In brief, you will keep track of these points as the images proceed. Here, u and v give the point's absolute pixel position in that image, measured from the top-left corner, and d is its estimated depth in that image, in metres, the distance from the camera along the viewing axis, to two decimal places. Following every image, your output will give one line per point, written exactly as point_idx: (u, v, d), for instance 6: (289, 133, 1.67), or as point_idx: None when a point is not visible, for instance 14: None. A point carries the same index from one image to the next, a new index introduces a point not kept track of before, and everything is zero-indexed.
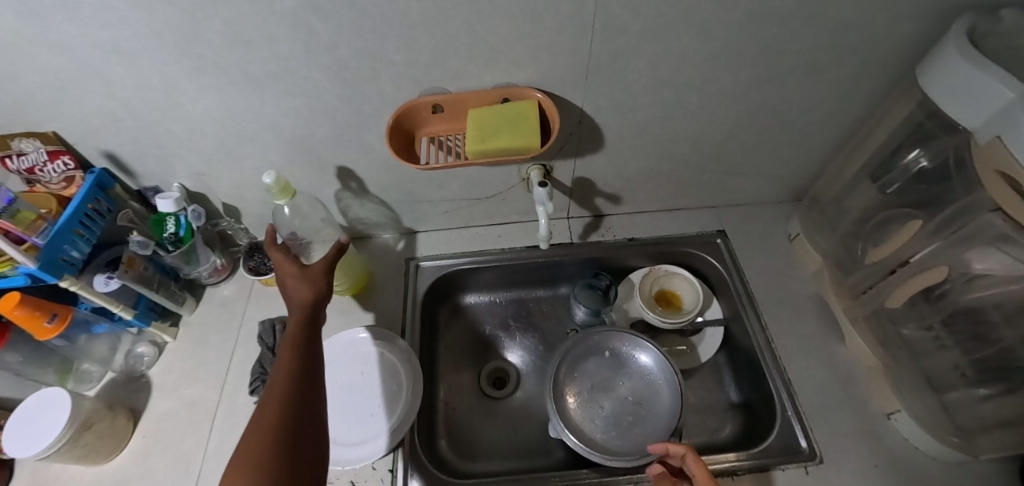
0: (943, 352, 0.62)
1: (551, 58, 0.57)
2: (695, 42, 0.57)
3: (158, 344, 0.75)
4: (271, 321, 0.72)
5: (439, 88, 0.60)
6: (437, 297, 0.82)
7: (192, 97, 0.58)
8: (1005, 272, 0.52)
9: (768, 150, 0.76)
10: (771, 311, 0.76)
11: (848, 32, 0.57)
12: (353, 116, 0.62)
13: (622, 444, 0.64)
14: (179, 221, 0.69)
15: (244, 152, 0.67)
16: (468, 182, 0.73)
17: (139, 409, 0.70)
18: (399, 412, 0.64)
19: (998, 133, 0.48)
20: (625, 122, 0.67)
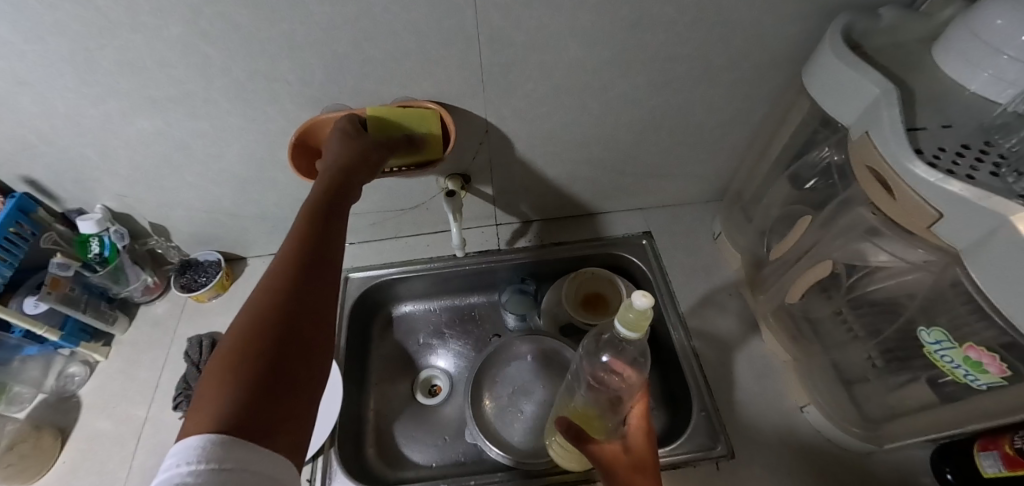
0: (854, 342, 0.61)
1: (444, 71, 0.58)
2: (584, 51, 0.58)
3: (89, 364, 0.76)
4: (198, 338, 0.74)
5: (340, 105, 0.61)
6: (369, 308, 0.83)
7: (100, 122, 0.60)
8: (901, 260, 0.51)
9: (683, 152, 0.77)
10: (692, 309, 0.78)
11: (732, 35, 0.59)
12: (261, 135, 0.64)
13: (535, 445, 0.67)
14: (103, 242, 0.71)
15: (162, 174, 0.68)
16: (388, 193, 0.75)
17: (67, 428, 0.70)
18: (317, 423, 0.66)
19: (867, 129, 0.50)
20: (533, 130, 0.69)
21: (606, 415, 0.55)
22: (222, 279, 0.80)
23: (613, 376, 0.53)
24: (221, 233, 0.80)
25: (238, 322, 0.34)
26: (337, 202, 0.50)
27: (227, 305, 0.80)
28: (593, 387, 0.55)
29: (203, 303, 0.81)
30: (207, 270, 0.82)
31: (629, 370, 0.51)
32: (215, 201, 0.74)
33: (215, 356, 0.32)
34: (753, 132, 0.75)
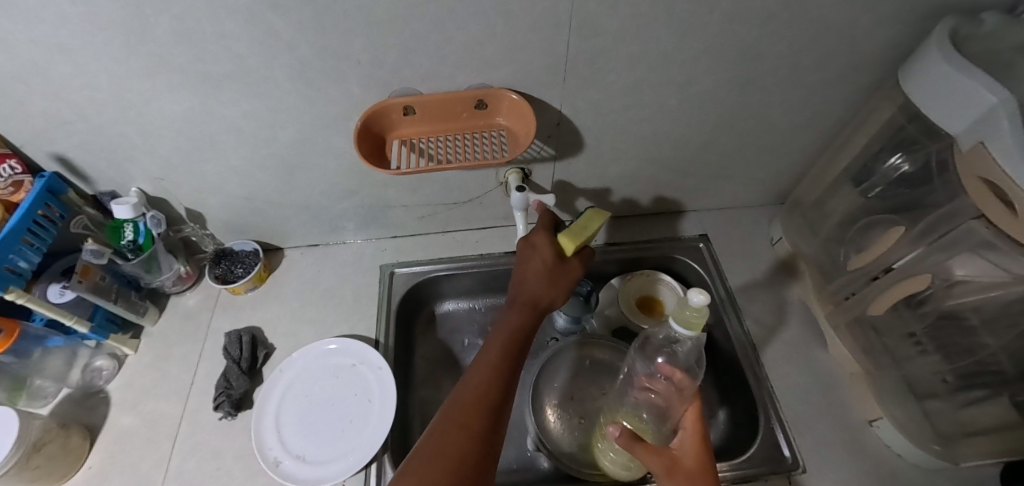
0: (922, 357, 0.61)
1: (526, 58, 0.54)
2: (675, 43, 0.55)
3: (116, 357, 0.71)
4: (237, 333, 0.69)
5: (410, 90, 0.57)
6: (413, 305, 0.79)
7: (145, 97, 0.54)
8: (983, 277, 0.51)
9: (750, 154, 0.75)
10: (752, 317, 0.76)
11: (829, 35, 0.56)
12: (319, 119, 0.59)
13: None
14: (138, 228, 0.66)
15: (205, 157, 0.63)
16: (444, 186, 0.71)
17: (95, 427, 0.66)
18: (370, 427, 0.62)
19: (981, 139, 0.47)
20: (604, 125, 0.65)
21: (655, 422, 0.55)
22: (260, 271, 0.76)
23: (661, 379, 0.53)
24: (259, 222, 0.75)
25: (478, 369, 0.47)
26: (551, 269, 0.56)
27: (264, 298, 0.76)
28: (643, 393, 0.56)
29: (238, 296, 0.76)
30: (243, 260, 0.77)
31: (674, 371, 0.51)
32: (258, 187, 0.69)
33: (451, 400, 0.45)
34: (824, 136, 0.73)
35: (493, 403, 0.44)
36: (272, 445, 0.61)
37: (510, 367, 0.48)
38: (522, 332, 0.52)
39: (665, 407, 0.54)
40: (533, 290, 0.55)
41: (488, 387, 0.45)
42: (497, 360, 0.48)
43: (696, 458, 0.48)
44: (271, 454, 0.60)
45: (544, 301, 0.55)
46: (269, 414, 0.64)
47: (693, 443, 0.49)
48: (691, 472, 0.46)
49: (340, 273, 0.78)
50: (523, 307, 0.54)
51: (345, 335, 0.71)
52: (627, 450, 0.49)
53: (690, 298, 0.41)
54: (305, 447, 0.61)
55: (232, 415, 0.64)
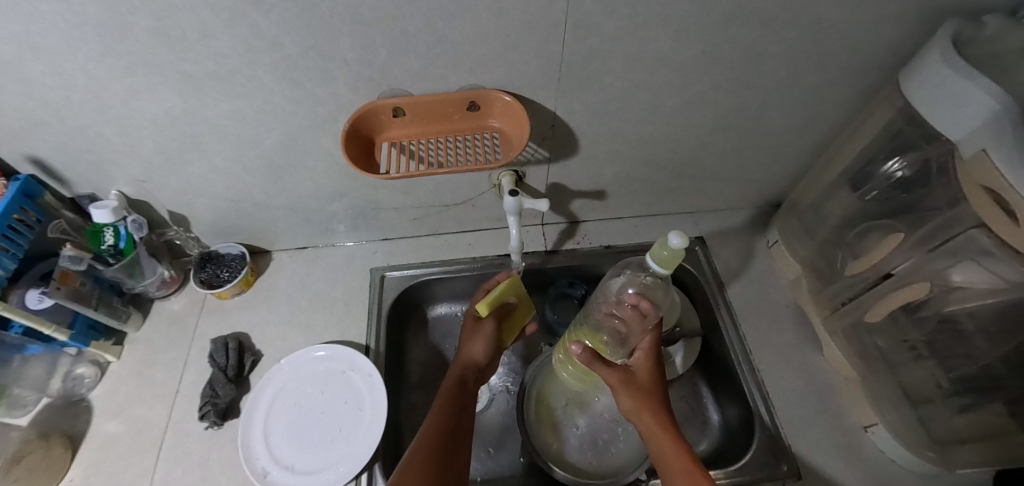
0: (919, 363, 0.60)
1: (520, 59, 0.52)
2: (673, 43, 0.53)
3: (99, 365, 0.69)
4: (223, 340, 0.67)
5: (399, 90, 0.55)
6: (405, 310, 0.77)
7: (123, 97, 0.52)
8: (981, 285, 0.50)
9: (747, 156, 0.73)
10: (748, 321, 0.75)
11: (831, 36, 0.55)
12: (305, 120, 0.57)
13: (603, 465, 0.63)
14: (119, 233, 0.64)
15: (188, 158, 0.61)
16: (436, 188, 0.69)
17: (77, 437, 0.64)
18: (359, 435, 0.61)
19: (983, 146, 0.46)
20: (600, 126, 0.64)
21: (612, 342, 0.56)
22: (247, 275, 0.74)
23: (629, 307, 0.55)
24: (246, 224, 0.73)
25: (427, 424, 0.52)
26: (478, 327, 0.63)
27: (251, 303, 0.74)
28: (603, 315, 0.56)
29: (225, 300, 0.74)
30: (229, 264, 0.75)
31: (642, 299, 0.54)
32: (244, 189, 0.67)
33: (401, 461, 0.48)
34: (823, 139, 0.72)
35: (444, 442, 0.50)
36: (260, 455, 0.60)
37: (452, 428, 0.52)
38: (460, 391, 0.57)
39: (625, 330, 0.55)
40: (464, 366, 0.60)
41: (440, 434, 0.50)
42: (446, 416, 0.53)
43: (646, 370, 0.54)
44: (258, 465, 0.59)
45: (474, 367, 0.61)
46: (257, 424, 0.62)
47: (647, 358, 0.55)
48: (641, 385, 0.52)
49: (330, 276, 0.77)
50: (450, 382, 0.58)
51: (334, 341, 0.69)
52: (588, 366, 0.52)
53: (669, 241, 0.42)
54: (293, 457, 0.59)
55: (218, 424, 0.62)
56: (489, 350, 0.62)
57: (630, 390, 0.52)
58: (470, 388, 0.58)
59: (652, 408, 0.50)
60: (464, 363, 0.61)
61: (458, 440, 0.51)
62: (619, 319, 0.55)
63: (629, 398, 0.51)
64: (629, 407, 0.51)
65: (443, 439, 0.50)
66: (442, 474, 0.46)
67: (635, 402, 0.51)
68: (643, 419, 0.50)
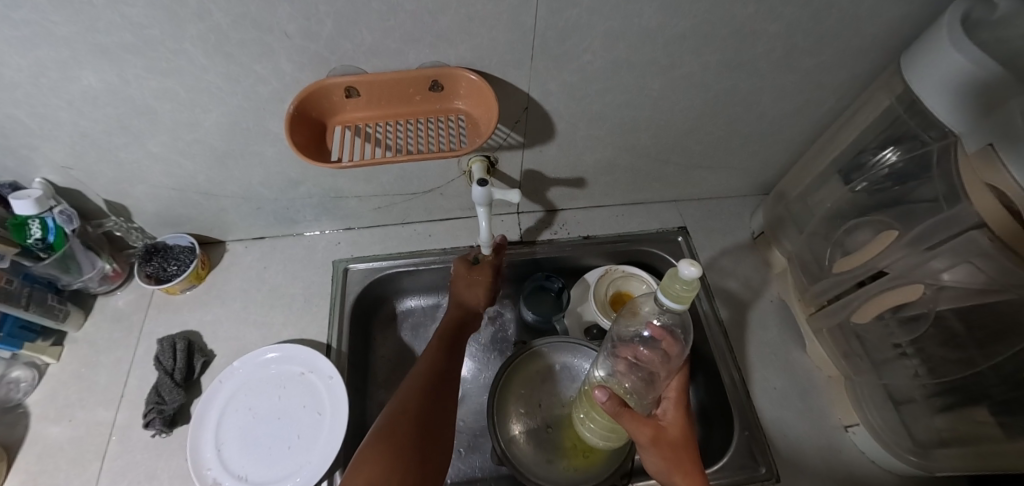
0: (902, 363, 0.57)
1: (488, 33, 0.46)
2: (660, 19, 0.47)
3: (36, 367, 0.64)
4: (171, 340, 0.62)
5: (351, 67, 0.49)
6: (370, 304, 0.72)
7: (28, 73, 0.45)
8: (974, 285, 0.47)
9: (736, 143, 0.69)
10: (731, 316, 0.72)
11: (833, 13, 0.49)
12: (247, 101, 0.51)
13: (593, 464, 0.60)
14: (46, 224, 0.57)
15: (118, 143, 0.54)
16: (400, 174, 0.63)
17: (12, 446, 0.59)
18: (319, 442, 0.57)
19: (991, 141, 0.42)
20: (578, 110, 0.58)
21: (639, 392, 0.48)
22: (197, 268, 0.68)
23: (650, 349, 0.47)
24: (193, 214, 0.67)
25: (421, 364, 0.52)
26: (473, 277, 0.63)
27: (204, 299, 0.69)
28: (625, 361, 0.49)
29: (174, 295, 0.69)
30: (178, 257, 0.69)
31: (669, 344, 0.45)
32: (186, 177, 0.60)
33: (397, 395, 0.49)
34: (816, 125, 0.67)
35: (438, 380, 0.50)
36: (211, 465, 0.56)
37: (444, 371, 0.52)
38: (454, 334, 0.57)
39: (654, 377, 0.48)
40: (462, 311, 0.60)
41: (434, 374, 0.51)
42: (438, 357, 0.53)
43: (679, 426, 0.48)
44: (209, 476, 0.55)
45: (471, 313, 0.60)
46: (208, 431, 0.58)
47: (676, 412, 0.49)
48: (676, 442, 0.47)
49: (289, 269, 0.71)
50: (447, 325, 0.58)
51: (293, 340, 0.65)
52: (613, 416, 0.43)
53: (679, 271, 0.34)
54: (247, 467, 0.56)
55: (166, 431, 0.58)
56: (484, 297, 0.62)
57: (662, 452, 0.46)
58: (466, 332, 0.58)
59: (688, 471, 0.45)
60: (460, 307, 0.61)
61: (451, 380, 0.52)
62: (643, 363, 0.48)
63: (660, 460, 0.46)
64: (659, 468, 0.46)
65: (437, 377, 0.51)
66: (432, 406, 0.47)
67: (669, 468, 0.46)
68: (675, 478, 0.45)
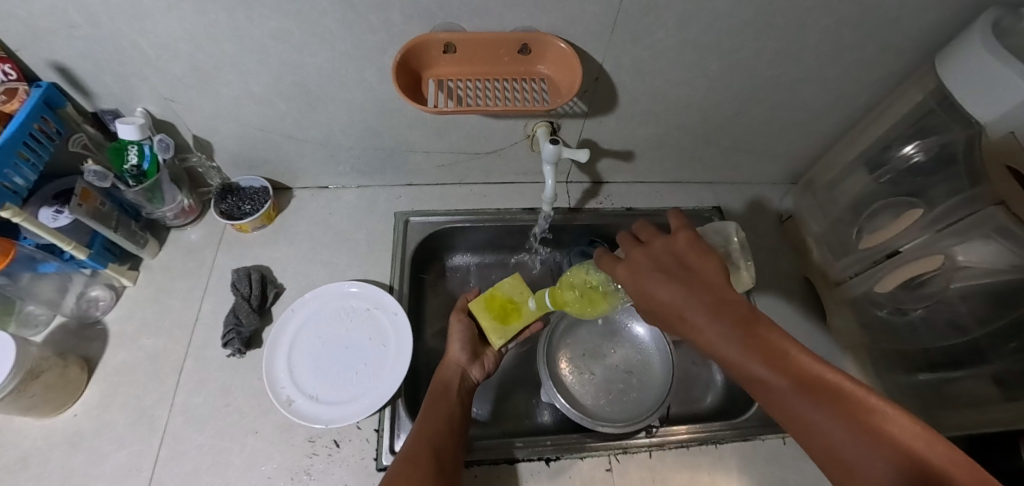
0: (915, 335, 0.64)
1: (580, 4, 0.52)
2: (730, 5, 0.53)
3: (113, 288, 0.68)
4: (246, 270, 0.67)
5: (453, 25, 0.54)
6: (425, 256, 0.77)
7: (164, 5, 0.49)
8: (982, 264, 0.55)
9: (775, 130, 0.75)
10: (759, 289, 0.78)
11: (881, 13, 0.56)
12: (352, 49, 0.56)
13: (627, 410, 0.66)
14: (143, 151, 0.62)
15: (223, 79, 0.59)
16: (471, 134, 0.68)
17: (93, 358, 0.63)
18: (385, 371, 0.62)
19: (1012, 129, 0.49)
20: (642, 85, 0.64)
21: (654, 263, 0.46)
22: (270, 209, 0.73)
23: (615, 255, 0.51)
24: (271, 157, 0.71)
25: (424, 426, 0.52)
26: (462, 330, 0.63)
27: (274, 238, 0.73)
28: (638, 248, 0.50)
29: (245, 233, 0.73)
30: (252, 197, 0.74)
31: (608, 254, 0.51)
32: (275, 119, 0.65)
33: (403, 456, 0.48)
34: (850, 118, 0.74)
35: (436, 456, 0.48)
36: (284, 384, 0.60)
37: (434, 448, 0.49)
38: (455, 392, 0.57)
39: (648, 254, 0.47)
40: (445, 371, 0.59)
41: (434, 448, 0.49)
42: (437, 423, 0.52)
43: (672, 254, 0.43)
44: (284, 393, 0.59)
45: (456, 370, 0.59)
46: (281, 355, 0.62)
47: (657, 248, 0.45)
48: (674, 264, 0.42)
49: (353, 217, 0.76)
50: (434, 389, 0.57)
51: (361, 279, 0.70)
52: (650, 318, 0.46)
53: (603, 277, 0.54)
54: (318, 388, 0.61)
55: (242, 353, 0.63)
56: (470, 348, 0.61)
57: (662, 275, 0.41)
58: (452, 392, 0.56)
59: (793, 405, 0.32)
60: (454, 363, 0.60)
61: (446, 453, 0.49)
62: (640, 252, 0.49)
63: (687, 308, 0.38)
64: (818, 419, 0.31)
65: (431, 451, 0.48)
66: (436, 473, 0.46)
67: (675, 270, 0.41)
68: (701, 297, 0.38)
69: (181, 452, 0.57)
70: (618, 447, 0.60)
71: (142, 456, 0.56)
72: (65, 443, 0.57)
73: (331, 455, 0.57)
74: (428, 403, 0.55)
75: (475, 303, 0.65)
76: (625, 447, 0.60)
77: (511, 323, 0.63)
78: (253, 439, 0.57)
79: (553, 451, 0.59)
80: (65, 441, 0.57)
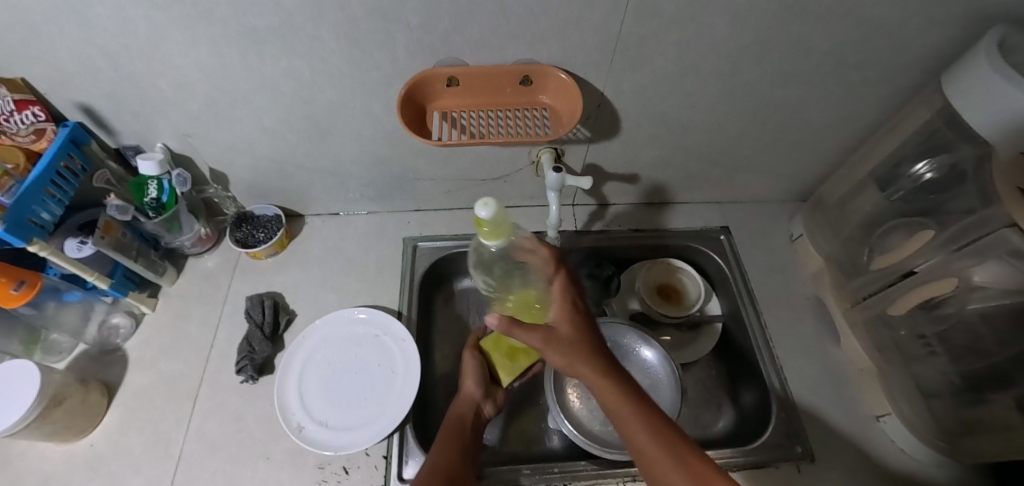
0: (933, 357, 0.62)
1: (578, 36, 0.53)
2: (727, 31, 0.54)
3: (133, 315, 0.71)
4: (259, 297, 0.68)
5: (455, 59, 0.55)
6: (433, 281, 0.78)
7: (181, 48, 0.52)
8: (1002, 284, 0.52)
9: (780, 149, 0.75)
10: (771, 310, 0.76)
11: (881, 34, 0.56)
12: (359, 84, 0.58)
13: None
14: (161, 185, 0.65)
15: (237, 115, 0.61)
16: (476, 161, 0.70)
17: (113, 384, 0.65)
18: (393, 397, 0.63)
19: None
20: (644, 110, 0.65)
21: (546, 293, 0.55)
22: (282, 237, 0.75)
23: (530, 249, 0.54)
24: (284, 186, 0.74)
25: (438, 454, 0.52)
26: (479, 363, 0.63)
27: (286, 264, 0.75)
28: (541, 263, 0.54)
29: (259, 260, 0.76)
30: (265, 225, 0.76)
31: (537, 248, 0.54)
32: (287, 151, 0.67)
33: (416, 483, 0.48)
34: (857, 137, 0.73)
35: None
36: (295, 411, 0.61)
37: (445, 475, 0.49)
38: (469, 427, 0.57)
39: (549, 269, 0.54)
40: (461, 405, 0.59)
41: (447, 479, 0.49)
42: (451, 454, 0.52)
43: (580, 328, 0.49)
44: (295, 420, 0.60)
45: (471, 404, 0.59)
46: (292, 381, 0.64)
47: (577, 317, 0.50)
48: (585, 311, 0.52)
49: (363, 243, 0.78)
50: (449, 421, 0.57)
51: (370, 305, 0.71)
52: (505, 330, 0.46)
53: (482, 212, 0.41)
54: (328, 414, 0.61)
55: (254, 379, 0.64)
56: (484, 384, 0.62)
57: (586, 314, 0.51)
58: (467, 428, 0.57)
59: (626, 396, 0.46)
60: (470, 398, 0.60)
61: (459, 485, 0.50)
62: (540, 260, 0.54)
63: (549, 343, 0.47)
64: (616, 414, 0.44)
65: (446, 479, 0.49)
66: None
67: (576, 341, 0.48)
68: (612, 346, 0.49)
69: (194, 478, 0.58)
70: (627, 474, 0.59)
71: (157, 481, 0.58)
72: (84, 468, 0.59)
73: (339, 482, 0.57)
74: (442, 434, 0.55)
75: (486, 341, 0.66)
76: (635, 475, 0.59)
77: (518, 361, 0.65)
78: (264, 466, 0.58)
79: (561, 479, 0.58)
80: (84, 465, 0.59)
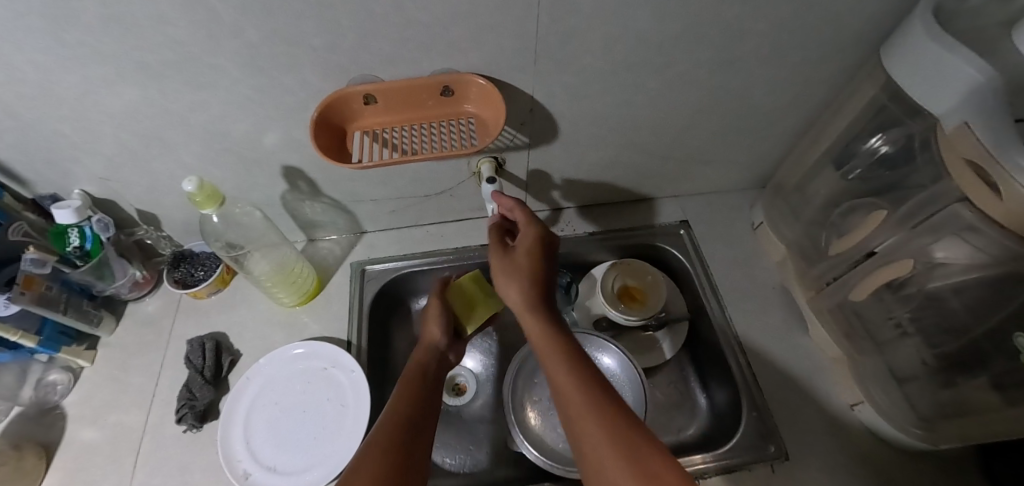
0: (903, 340, 0.59)
1: (495, 40, 0.50)
2: (652, 23, 0.51)
3: (71, 371, 0.67)
4: (200, 340, 0.66)
5: (369, 76, 0.52)
6: (387, 305, 0.75)
7: (76, 91, 0.49)
8: (961, 259, 0.50)
9: (732, 137, 0.72)
10: (736, 304, 0.74)
11: (817, 10, 0.53)
12: (273, 110, 0.55)
13: None
14: (84, 232, 0.63)
15: (154, 155, 0.59)
16: (414, 178, 0.67)
17: (51, 445, 0.62)
18: (344, 433, 0.60)
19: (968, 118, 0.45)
20: (580, 111, 0.62)
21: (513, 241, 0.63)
22: (223, 273, 0.72)
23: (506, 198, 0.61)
24: None
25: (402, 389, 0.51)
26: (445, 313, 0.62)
27: (230, 302, 0.72)
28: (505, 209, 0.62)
29: (201, 299, 0.72)
30: (205, 263, 0.73)
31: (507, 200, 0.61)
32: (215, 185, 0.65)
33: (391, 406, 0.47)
34: (807, 118, 0.71)
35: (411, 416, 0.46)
36: (241, 457, 0.58)
37: (417, 415, 0.46)
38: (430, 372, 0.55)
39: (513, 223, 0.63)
40: (427, 352, 0.58)
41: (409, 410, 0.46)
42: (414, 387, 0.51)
43: (531, 274, 0.56)
44: (240, 467, 0.57)
45: (436, 351, 0.58)
46: (238, 426, 0.61)
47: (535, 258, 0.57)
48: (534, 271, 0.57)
49: None
50: (414, 367, 0.55)
51: (318, 336, 0.68)
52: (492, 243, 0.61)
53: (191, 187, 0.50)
54: (275, 458, 0.58)
55: (197, 427, 0.61)
56: (449, 333, 0.61)
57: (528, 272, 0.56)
58: (435, 371, 0.56)
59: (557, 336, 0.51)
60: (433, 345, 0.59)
61: (429, 425, 0.46)
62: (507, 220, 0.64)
63: (529, 308, 0.54)
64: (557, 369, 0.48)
65: (410, 422, 0.45)
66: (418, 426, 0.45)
67: (527, 289, 0.55)
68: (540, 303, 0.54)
69: None
70: None
71: None
72: None
73: None
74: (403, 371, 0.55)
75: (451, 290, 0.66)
76: None
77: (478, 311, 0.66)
78: None
79: None
80: None
